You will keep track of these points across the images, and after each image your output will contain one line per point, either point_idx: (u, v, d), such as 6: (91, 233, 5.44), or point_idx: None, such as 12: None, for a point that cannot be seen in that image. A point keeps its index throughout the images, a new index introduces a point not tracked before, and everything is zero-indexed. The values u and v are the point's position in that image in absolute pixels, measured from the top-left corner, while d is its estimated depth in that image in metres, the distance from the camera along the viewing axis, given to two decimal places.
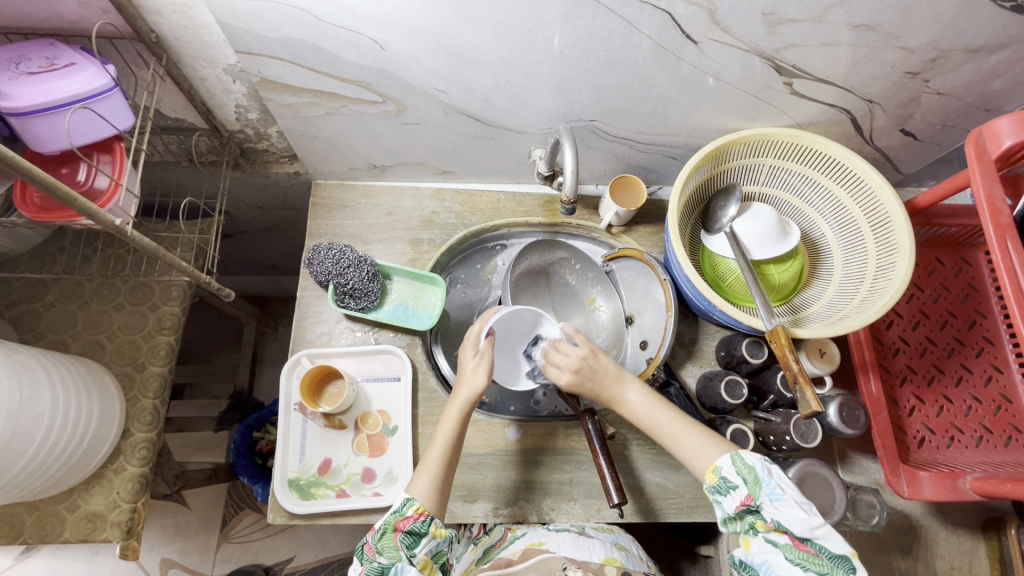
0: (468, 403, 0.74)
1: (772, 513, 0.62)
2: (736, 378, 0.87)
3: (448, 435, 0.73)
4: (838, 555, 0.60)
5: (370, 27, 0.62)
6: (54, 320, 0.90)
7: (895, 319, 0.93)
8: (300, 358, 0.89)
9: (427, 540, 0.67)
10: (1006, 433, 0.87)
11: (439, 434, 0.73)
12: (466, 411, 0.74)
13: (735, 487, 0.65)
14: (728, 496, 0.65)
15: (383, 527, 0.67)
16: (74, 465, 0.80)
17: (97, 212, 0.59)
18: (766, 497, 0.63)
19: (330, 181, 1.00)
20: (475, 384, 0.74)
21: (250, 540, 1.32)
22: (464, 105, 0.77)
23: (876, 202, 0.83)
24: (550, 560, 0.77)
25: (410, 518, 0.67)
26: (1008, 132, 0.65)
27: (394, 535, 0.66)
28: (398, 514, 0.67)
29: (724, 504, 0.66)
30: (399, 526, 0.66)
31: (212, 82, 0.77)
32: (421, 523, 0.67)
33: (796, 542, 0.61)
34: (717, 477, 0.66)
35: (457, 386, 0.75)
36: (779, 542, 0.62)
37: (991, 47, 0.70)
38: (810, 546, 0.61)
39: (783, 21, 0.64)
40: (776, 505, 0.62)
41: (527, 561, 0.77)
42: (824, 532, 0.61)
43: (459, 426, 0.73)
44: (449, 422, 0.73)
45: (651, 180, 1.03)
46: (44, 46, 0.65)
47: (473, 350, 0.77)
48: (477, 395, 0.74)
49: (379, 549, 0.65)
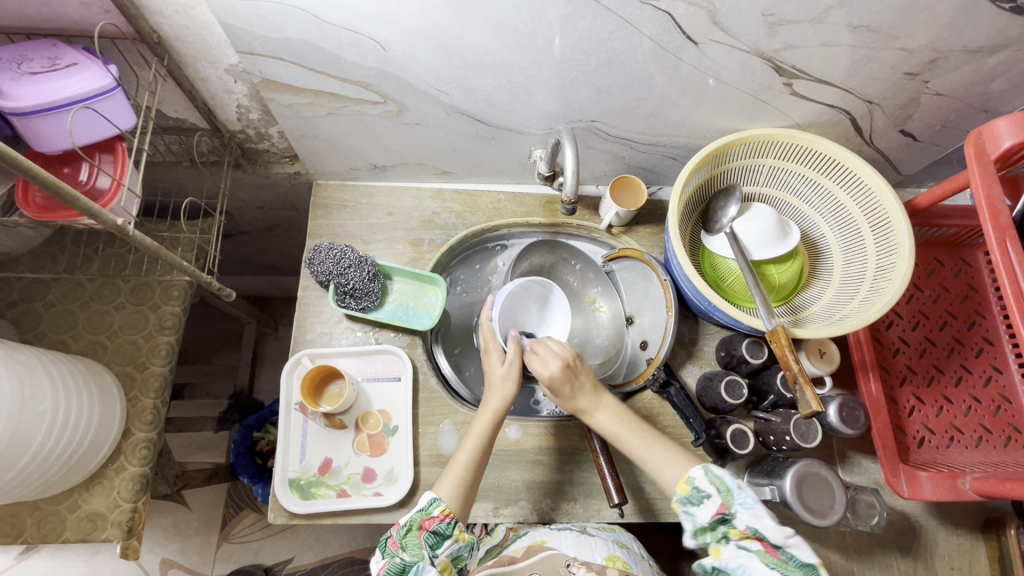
0: (498, 410, 0.75)
1: (747, 520, 0.61)
2: (736, 378, 0.87)
3: (478, 440, 0.74)
4: (808, 563, 0.59)
5: (371, 28, 0.62)
6: (55, 319, 0.90)
7: (895, 320, 0.93)
8: (301, 358, 0.89)
9: (450, 542, 0.67)
10: (1006, 433, 0.87)
11: (469, 438, 0.74)
12: (497, 419, 0.75)
13: (709, 497, 0.64)
14: (702, 506, 0.64)
15: (409, 524, 0.66)
16: (75, 465, 0.80)
17: (99, 211, 0.59)
18: (739, 504, 0.62)
19: (331, 181, 1.00)
20: (508, 390, 0.76)
21: (250, 540, 1.32)
22: (465, 105, 0.77)
23: (876, 203, 0.83)
24: (554, 558, 0.77)
25: (435, 518, 0.67)
26: (1008, 133, 0.65)
27: (419, 533, 0.66)
28: (424, 512, 0.67)
29: (695, 515, 0.65)
30: (424, 525, 0.66)
31: (214, 82, 0.77)
32: (446, 525, 0.67)
33: (768, 548, 0.60)
34: (690, 487, 0.66)
35: (489, 392, 0.77)
36: (753, 548, 0.61)
37: (991, 48, 0.70)
38: (781, 555, 0.60)
39: (783, 22, 0.64)
40: (749, 512, 0.61)
41: (531, 558, 0.77)
42: (797, 541, 0.60)
43: (489, 433, 0.74)
44: (479, 428, 0.75)
45: (651, 181, 1.04)
46: (46, 46, 0.66)
47: (500, 359, 0.80)
48: (507, 403, 0.76)
49: (403, 545, 0.65)
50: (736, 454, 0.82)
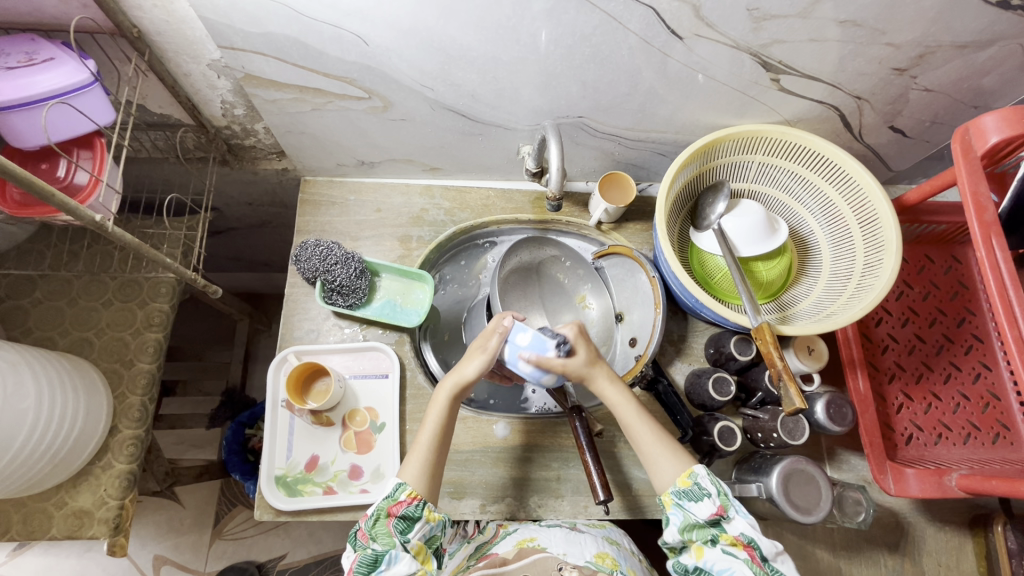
0: (455, 392, 0.74)
1: (741, 527, 0.65)
2: (725, 375, 0.87)
3: (436, 420, 0.73)
4: None
5: (352, 23, 0.62)
6: (41, 317, 0.89)
7: (884, 317, 0.93)
8: (286, 355, 0.88)
9: (421, 525, 0.67)
10: (994, 429, 0.88)
11: (428, 419, 0.74)
12: (454, 396, 0.74)
13: (708, 496, 0.67)
14: (699, 504, 0.67)
15: (377, 513, 0.66)
16: (61, 462, 0.80)
17: (77, 208, 0.58)
18: (735, 511, 0.66)
19: (319, 177, 0.99)
20: (468, 379, 0.73)
21: (244, 537, 1.32)
22: (450, 101, 0.77)
23: (864, 200, 0.83)
24: (545, 559, 0.72)
25: (403, 503, 0.67)
26: (993, 129, 0.65)
27: (387, 521, 0.66)
28: (391, 498, 0.67)
29: (689, 510, 0.67)
30: (393, 511, 0.66)
31: (197, 78, 0.77)
32: (413, 508, 0.66)
33: (757, 560, 0.63)
34: (691, 482, 0.68)
35: (447, 376, 0.74)
36: (740, 556, 0.64)
37: (980, 43, 0.70)
38: (766, 568, 0.64)
39: (768, 17, 0.64)
40: (744, 521, 0.66)
41: (522, 560, 0.72)
42: (781, 558, 0.66)
43: (446, 411, 0.74)
44: (436, 410, 0.74)
45: (641, 177, 1.03)
46: (24, 41, 0.65)
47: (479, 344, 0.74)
48: (466, 387, 0.74)
49: (373, 536, 0.65)
50: (724, 451, 0.82)
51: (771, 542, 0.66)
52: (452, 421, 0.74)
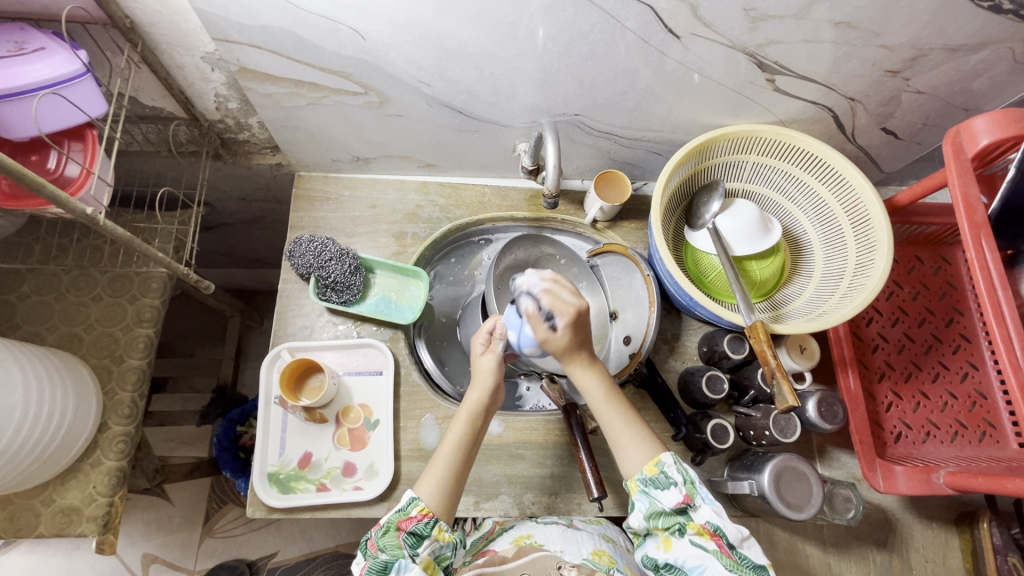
0: (478, 408, 0.74)
1: (707, 515, 0.66)
2: (717, 373, 0.88)
3: (459, 437, 0.72)
4: (759, 564, 0.64)
5: (349, 16, 0.61)
6: (29, 312, 0.88)
7: (874, 317, 0.94)
8: (280, 352, 0.88)
9: (429, 542, 0.66)
10: (980, 428, 0.89)
11: (450, 435, 0.73)
12: (476, 416, 0.73)
13: (675, 485, 0.67)
14: (666, 492, 0.67)
15: (386, 525, 0.66)
16: (49, 459, 0.79)
17: (66, 200, 0.57)
18: (702, 499, 0.66)
19: (313, 173, 0.99)
20: (487, 385, 0.74)
21: (234, 534, 1.31)
22: (447, 97, 0.77)
23: (857, 201, 0.84)
24: (544, 559, 0.71)
25: (414, 518, 0.66)
26: (984, 131, 0.66)
27: (397, 534, 0.65)
28: (402, 513, 0.67)
29: (655, 498, 0.68)
30: (402, 526, 0.66)
31: (191, 70, 0.76)
32: (424, 525, 0.66)
33: (725, 549, 0.64)
34: (658, 471, 0.68)
35: (469, 387, 0.75)
36: (708, 546, 0.65)
37: (971, 46, 0.70)
38: (735, 556, 0.64)
39: (765, 17, 0.64)
40: (710, 509, 0.66)
41: (522, 558, 0.71)
42: (749, 543, 0.65)
43: (471, 427, 0.73)
44: (466, 417, 0.73)
45: (635, 176, 1.03)
46: (13, 30, 0.64)
47: (484, 335, 0.76)
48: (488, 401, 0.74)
49: (381, 547, 0.64)
50: (716, 449, 0.84)
51: (738, 528, 0.65)
52: (478, 439, 0.74)
